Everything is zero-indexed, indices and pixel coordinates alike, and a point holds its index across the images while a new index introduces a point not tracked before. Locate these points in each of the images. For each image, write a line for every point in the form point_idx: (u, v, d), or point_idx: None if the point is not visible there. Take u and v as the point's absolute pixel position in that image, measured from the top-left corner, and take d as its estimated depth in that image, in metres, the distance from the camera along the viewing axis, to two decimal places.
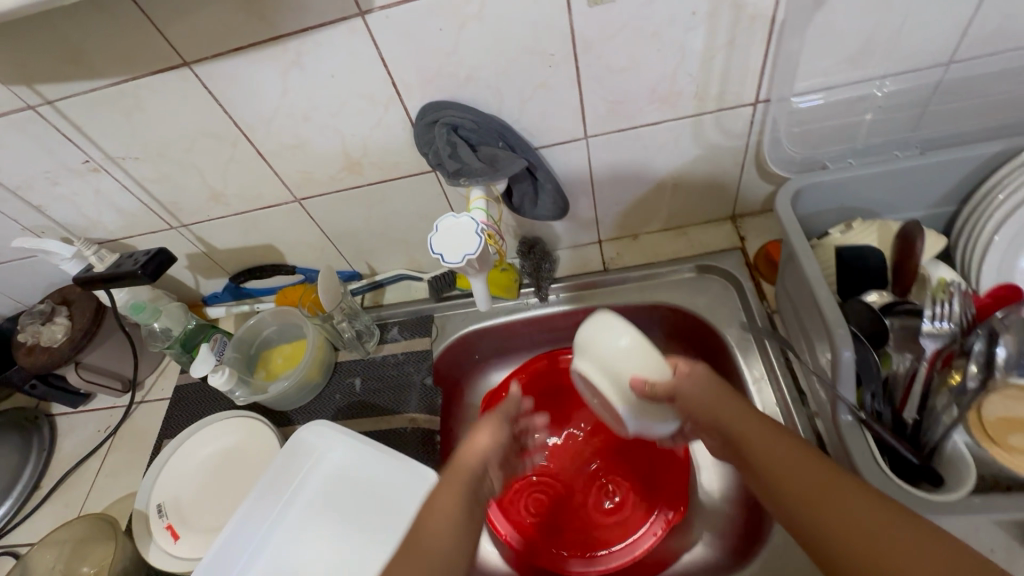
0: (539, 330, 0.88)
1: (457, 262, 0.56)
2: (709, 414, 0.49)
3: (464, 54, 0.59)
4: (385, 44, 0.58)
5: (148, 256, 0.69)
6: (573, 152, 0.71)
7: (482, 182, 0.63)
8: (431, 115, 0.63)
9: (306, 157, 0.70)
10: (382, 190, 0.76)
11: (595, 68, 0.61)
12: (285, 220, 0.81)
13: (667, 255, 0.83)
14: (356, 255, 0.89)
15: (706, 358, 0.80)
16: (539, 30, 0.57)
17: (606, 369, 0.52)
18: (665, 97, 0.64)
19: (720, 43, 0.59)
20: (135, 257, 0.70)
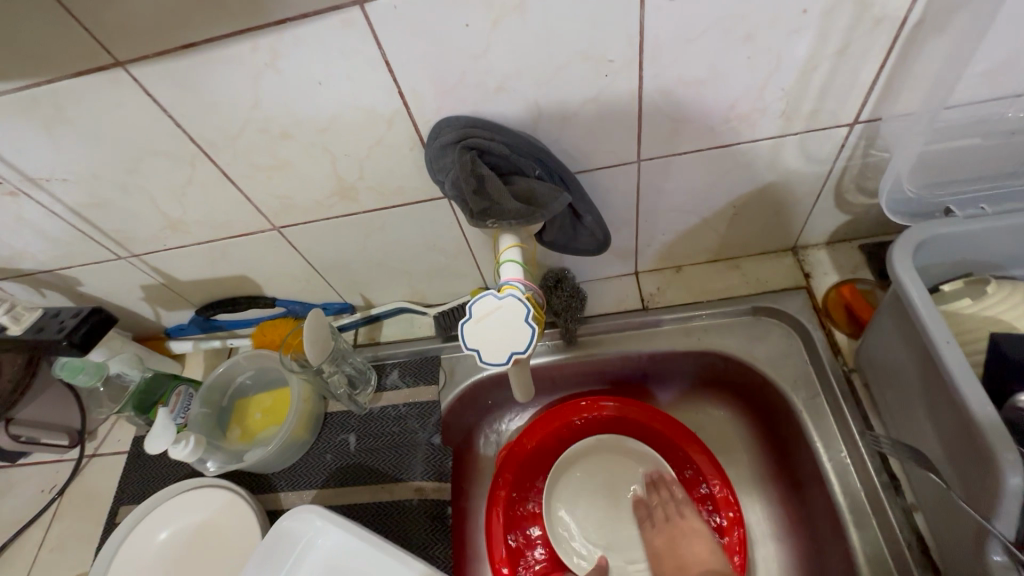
0: (565, 375, 0.76)
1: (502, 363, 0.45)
2: None
3: (495, 59, 0.45)
4: (390, 43, 0.43)
5: (79, 322, 0.58)
6: (620, 177, 0.58)
7: (514, 225, 0.49)
8: (448, 135, 0.49)
9: (286, 180, 0.56)
10: (382, 218, 0.62)
11: (664, 79, 0.47)
12: (261, 250, 0.66)
13: (717, 293, 0.71)
14: (348, 286, 0.75)
15: (762, 413, 0.69)
16: (598, 29, 0.43)
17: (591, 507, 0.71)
18: (745, 116, 0.51)
19: (829, 51, 0.45)
20: (62, 319, 0.59)
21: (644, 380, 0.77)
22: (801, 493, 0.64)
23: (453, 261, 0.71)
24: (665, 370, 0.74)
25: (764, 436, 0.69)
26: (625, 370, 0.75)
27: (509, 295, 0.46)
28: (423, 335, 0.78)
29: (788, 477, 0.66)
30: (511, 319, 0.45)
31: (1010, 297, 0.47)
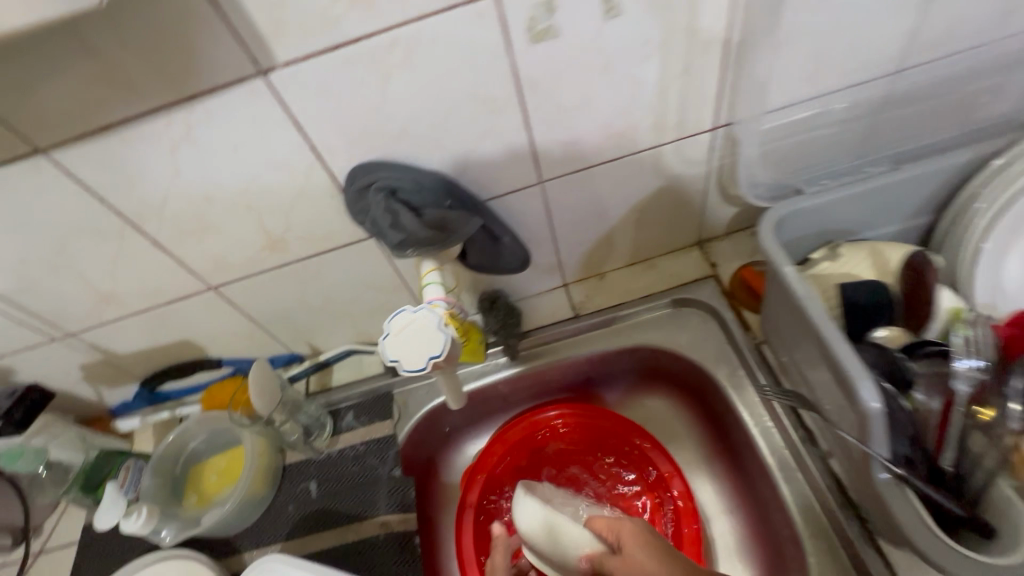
0: (515, 390, 0.80)
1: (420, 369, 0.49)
2: None
3: (392, 109, 0.50)
4: (295, 105, 0.48)
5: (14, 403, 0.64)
6: (528, 199, 0.64)
7: (430, 251, 0.55)
8: (362, 180, 0.54)
9: (217, 241, 0.59)
10: (315, 264, 0.65)
11: (544, 109, 0.54)
12: (200, 312, 0.68)
13: (640, 292, 0.77)
14: (293, 336, 0.77)
15: (696, 396, 0.75)
16: (477, 74, 0.49)
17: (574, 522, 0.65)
18: (623, 132, 0.58)
19: (675, 70, 0.53)
20: None
21: (589, 384, 0.82)
22: (741, 463, 0.69)
23: (392, 297, 0.74)
24: (606, 371, 0.79)
25: (701, 417, 0.75)
26: (569, 377, 0.80)
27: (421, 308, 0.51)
28: (373, 374, 0.80)
29: (728, 452, 0.71)
30: (426, 330, 0.50)
31: (863, 255, 0.55)
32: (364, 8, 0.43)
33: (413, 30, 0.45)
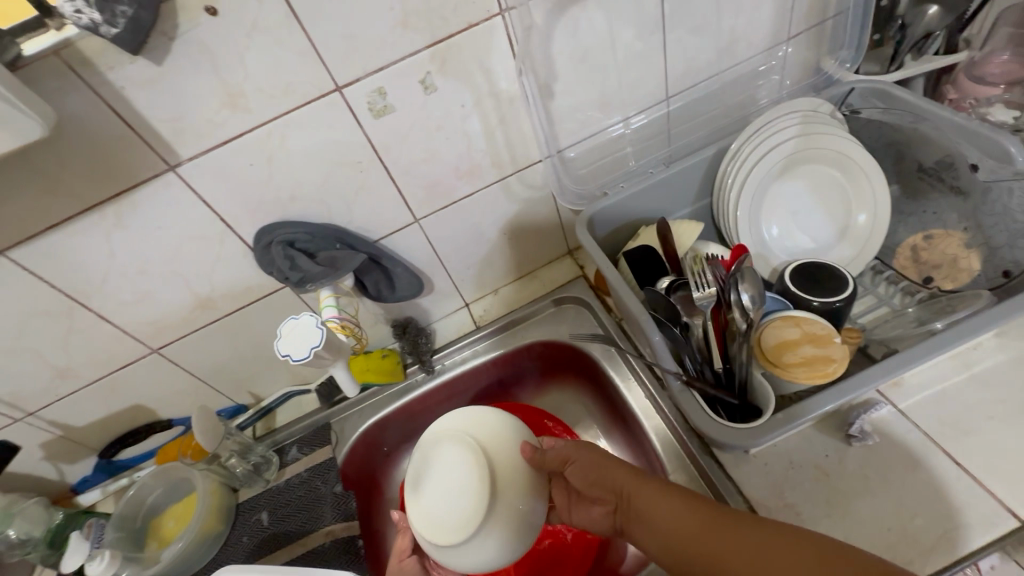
0: (439, 403, 0.93)
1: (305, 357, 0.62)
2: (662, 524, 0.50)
3: (280, 181, 0.66)
4: (203, 188, 0.63)
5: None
6: (410, 235, 0.79)
7: (325, 283, 0.70)
8: (265, 238, 0.68)
9: (154, 307, 0.72)
10: (242, 317, 0.78)
11: (401, 164, 0.71)
12: (146, 375, 0.79)
13: (527, 299, 0.93)
14: (235, 387, 0.88)
15: (586, 377, 0.89)
16: (340, 146, 0.66)
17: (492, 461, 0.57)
18: (470, 172, 0.76)
19: (494, 122, 0.72)
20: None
21: (502, 386, 0.95)
22: (624, 423, 0.82)
23: None
24: (512, 372, 0.94)
25: (593, 394, 0.89)
26: (483, 382, 0.93)
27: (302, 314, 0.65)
28: (312, 410, 0.90)
29: (615, 417, 0.85)
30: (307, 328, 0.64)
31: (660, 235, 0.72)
32: (242, 112, 0.59)
33: (282, 122, 0.62)
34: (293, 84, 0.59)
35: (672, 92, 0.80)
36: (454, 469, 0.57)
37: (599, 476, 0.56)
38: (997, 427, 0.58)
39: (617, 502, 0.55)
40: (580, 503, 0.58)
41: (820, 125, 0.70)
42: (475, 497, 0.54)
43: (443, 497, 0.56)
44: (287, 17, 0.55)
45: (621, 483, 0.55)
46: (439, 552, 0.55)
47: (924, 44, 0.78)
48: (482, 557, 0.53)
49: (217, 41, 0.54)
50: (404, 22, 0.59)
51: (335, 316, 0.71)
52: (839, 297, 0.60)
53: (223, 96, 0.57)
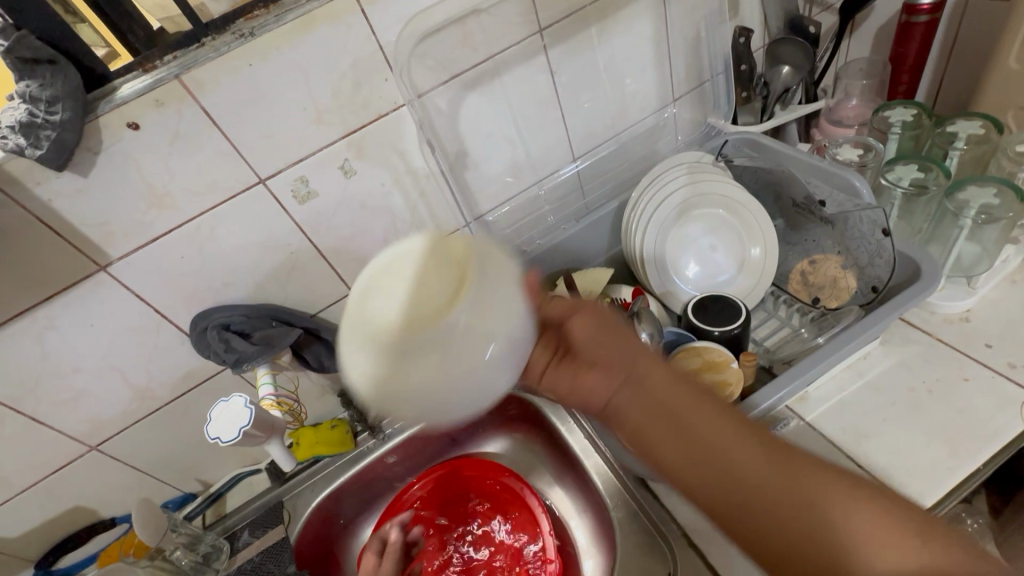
0: (392, 467, 0.93)
1: (234, 438, 0.63)
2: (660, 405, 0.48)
3: (211, 268, 0.70)
4: (136, 284, 0.66)
5: None
6: (347, 305, 0.83)
7: (261, 361, 0.71)
8: (200, 323, 0.71)
9: (91, 404, 0.72)
10: (184, 403, 0.79)
11: (330, 241, 0.76)
12: (85, 475, 0.77)
13: None
14: (181, 476, 0.87)
15: (532, 425, 0.92)
16: (268, 231, 0.71)
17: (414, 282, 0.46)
18: (399, 242, 0.81)
19: (415, 195, 0.78)
20: None
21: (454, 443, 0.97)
22: (571, 465, 0.85)
23: None
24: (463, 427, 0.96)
25: (540, 440, 0.92)
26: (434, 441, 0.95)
27: (233, 395, 0.66)
28: (263, 490, 0.90)
29: (563, 461, 0.87)
30: (236, 410, 0.65)
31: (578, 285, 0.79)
32: (169, 210, 0.63)
33: (210, 215, 0.66)
34: (217, 181, 0.64)
35: (578, 154, 0.88)
36: (414, 276, 0.47)
37: (605, 347, 0.51)
38: (887, 427, 0.64)
39: (664, 412, 0.48)
40: (564, 364, 0.52)
41: (705, 173, 0.79)
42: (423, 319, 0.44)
43: (402, 290, 0.46)
44: (207, 124, 0.60)
45: (671, 398, 0.48)
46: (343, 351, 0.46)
47: (786, 97, 0.90)
48: (356, 374, 0.44)
49: (141, 151, 0.59)
50: (318, 119, 0.65)
51: (271, 393, 0.72)
52: (736, 323, 0.66)
53: (150, 198, 0.62)
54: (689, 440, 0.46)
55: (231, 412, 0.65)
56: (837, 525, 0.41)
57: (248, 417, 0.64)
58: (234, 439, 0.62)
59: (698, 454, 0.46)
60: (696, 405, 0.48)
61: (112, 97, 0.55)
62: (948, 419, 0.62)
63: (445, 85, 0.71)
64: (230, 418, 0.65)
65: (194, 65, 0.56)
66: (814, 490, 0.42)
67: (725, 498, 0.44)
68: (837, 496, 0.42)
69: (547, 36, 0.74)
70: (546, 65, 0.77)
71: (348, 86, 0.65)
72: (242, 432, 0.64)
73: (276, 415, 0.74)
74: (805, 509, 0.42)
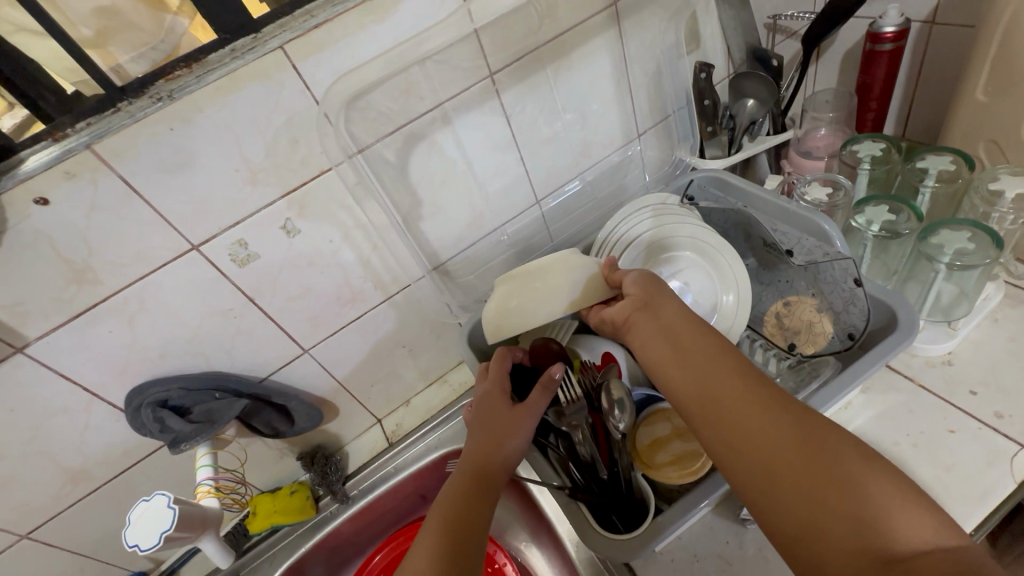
0: (358, 532, 0.87)
1: (153, 545, 0.58)
2: (692, 352, 0.48)
3: (145, 340, 0.65)
4: (60, 364, 0.61)
5: None
6: (301, 366, 0.78)
7: (200, 440, 0.69)
8: (135, 399, 0.66)
9: (18, 492, 0.66)
10: (125, 480, 0.73)
11: (277, 302, 0.71)
12: (17, 566, 0.71)
13: (439, 406, 0.92)
14: (128, 555, 0.80)
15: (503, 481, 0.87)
16: (206, 297, 0.66)
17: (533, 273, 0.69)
18: (353, 297, 0.77)
19: (367, 249, 0.74)
20: None
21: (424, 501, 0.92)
22: (543, 526, 0.80)
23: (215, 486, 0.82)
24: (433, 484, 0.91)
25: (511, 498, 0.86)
26: (402, 501, 0.90)
27: (156, 493, 0.61)
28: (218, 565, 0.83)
29: (535, 522, 0.82)
30: (157, 511, 0.60)
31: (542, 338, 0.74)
32: (91, 285, 0.59)
33: (139, 285, 0.61)
34: (144, 251, 0.60)
35: (541, 195, 0.85)
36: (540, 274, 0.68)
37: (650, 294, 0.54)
38: None
39: (681, 354, 0.49)
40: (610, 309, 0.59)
41: (671, 215, 0.76)
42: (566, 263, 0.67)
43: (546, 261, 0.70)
44: (127, 192, 0.56)
45: (704, 348, 0.48)
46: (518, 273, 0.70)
47: (753, 128, 0.87)
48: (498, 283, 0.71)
49: (54, 226, 0.54)
50: (253, 179, 0.61)
51: (209, 478, 0.68)
52: None
53: (68, 274, 0.57)
54: (720, 398, 0.45)
55: (149, 514, 0.60)
56: (827, 469, 0.40)
57: (170, 521, 0.59)
58: (154, 549, 0.58)
59: (698, 385, 0.46)
60: (712, 349, 0.48)
61: (16, 171, 0.51)
62: (937, 476, 0.58)
63: (390, 136, 0.67)
64: (146, 521, 0.59)
65: (107, 133, 0.52)
66: (808, 433, 0.42)
67: (719, 431, 0.44)
68: (826, 441, 0.41)
69: (498, 79, 0.71)
70: (500, 109, 0.74)
71: (284, 143, 0.61)
72: (164, 538, 0.59)
73: (210, 504, 0.68)
74: (795, 450, 0.41)
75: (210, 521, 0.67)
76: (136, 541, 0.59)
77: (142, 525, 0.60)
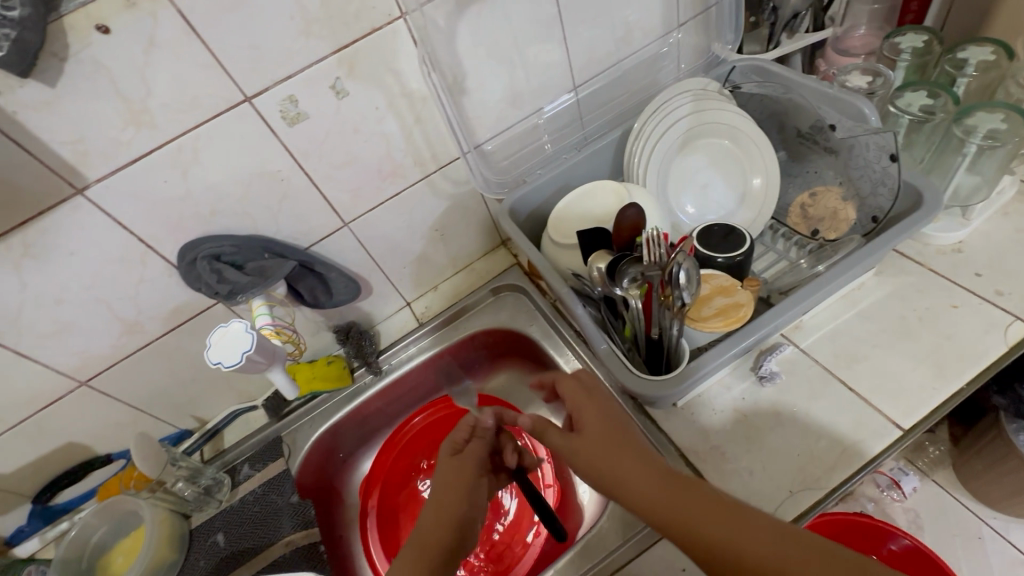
0: (393, 402, 0.94)
1: (239, 361, 0.67)
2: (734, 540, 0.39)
3: (198, 193, 0.66)
4: (116, 210, 0.63)
5: None
6: (341, 240, 0.81)
7: (257, 293, 0.72)
8: (189, 254, 0.68)
9: (77, 338, 0.70)
10: (175, 338, 0.77)
11: (323, 169, 0.72)
12: (78, 411, 0.76)
13: (467, 292, 0.96)
14: (176, 412, 0.86)
15: (531, 361, 0.93)
16: (256, 156, 0.67)
17: (569, 220, 0.72)
18: (393, 172, 0.78)
19: (410, 122, 0.74)
20: None
21: (454, 378, 0.98)
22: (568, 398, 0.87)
23: None
24: (462, 363, 0.96)
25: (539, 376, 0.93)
26: (434, 375, 0.96)
27: (231, 322, 0.69)
28: (262, 425, 0.90)
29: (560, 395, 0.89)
30: (237, 336, 0.68)
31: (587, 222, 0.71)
32: (148, 130, 0.59)
33: (193, 135, 0.62)
34: (199, 98, 0.60)
35: (579, 82, 0.84)
36: (577, 210, 0.73)
37: None
38: (879, 352, 0.66)
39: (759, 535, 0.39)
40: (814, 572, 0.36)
41: (710, 100, 0.77)
42: (592, 193, 0.73)
43: (577, 208, 0.73)
44: (185, 31, 0.55)
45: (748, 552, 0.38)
46: (562, 223, 0.72)
47: (793, 24, 0.86)
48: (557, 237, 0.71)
49: (112, 60, 0.54)
50: (308, 30, 0.61)
51: (268, 323, 0.74)
52: (738, 250, 0.66)
53: (127, 115, 0.57)
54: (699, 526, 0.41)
55: (228, 336, 0.68)
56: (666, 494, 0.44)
57: (251, 342, 0.68)
58: (240, 364, 0.67)
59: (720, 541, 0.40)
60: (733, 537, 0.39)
61: None
62: (936, 344, 0.65)
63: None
64: (224, 346, 0.68)
65: None
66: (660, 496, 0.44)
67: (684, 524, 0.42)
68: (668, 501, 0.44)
69: None
70: None
71: None
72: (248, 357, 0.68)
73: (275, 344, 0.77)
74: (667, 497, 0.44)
75: (273, 355, 0.75)
76: (219, 360, 0.67)
77: (220, 349, 0.67)
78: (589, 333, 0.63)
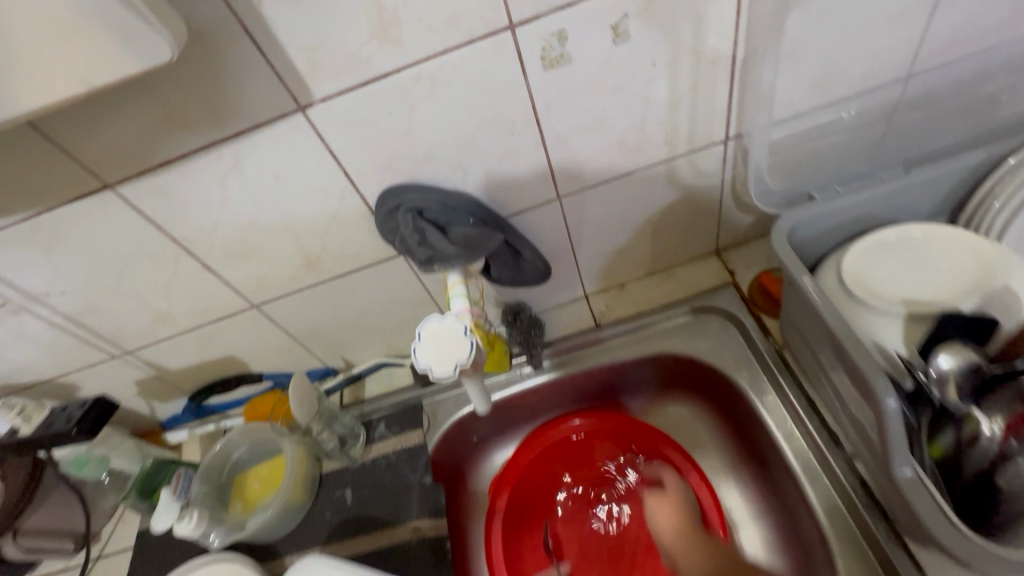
0: (545, 399, 0.83)
1: (449, 374, 0.55)
2: None
3: (419, 133, 0.54)
4: (332, 137, 0.53)
5: (84, 408, 0.63)
6: (546, 215, 0.67)
7: (454, 265, 0.61)
8: (392, 201, 0.58)
9: (260, 262, 0.64)
10: (348, 282, 0.70)
11: (560, 130, 0.57)
12: (244, 330, 0.73)
13: (660, 301, 0.79)
14: (328, 350, 0.81)
15: (721, 404, 0.76)
16: (495, 100, 0.53)
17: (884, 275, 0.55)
18: (635, 147, 0.61)
19: (683, 89, 0.56)
20: (68, 411, 0.64)
21: (618, 391, 0.83)
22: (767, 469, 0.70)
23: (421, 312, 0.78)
24: (632, 379, 0.81)
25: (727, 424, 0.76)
26: (597, 383, 0.81)
27: (449, 316, 0.57)
28: (405, 386, 0.83)
29: (753, 457, 0.72)
30: (452, 338, 0.56)
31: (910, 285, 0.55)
32: (391, 47, 0.47)
33: (436, 63, 0.49)
34: (457, 17, 0.47)
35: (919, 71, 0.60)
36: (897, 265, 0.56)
37: None
38: None
39: None
40: None
41: None
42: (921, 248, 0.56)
43: (898, 262, 0.56)
44: None
45: None
46: (875, 274, 0.55)
47: None
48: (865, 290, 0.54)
49: None
50: None
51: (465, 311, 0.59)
52: None
53: (374, 24, 0.46)
54: None
55: (440, 335, 0.56)
56: None
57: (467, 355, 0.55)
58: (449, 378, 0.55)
59: None
60: None
61: None
62: None
63: None
64: (435, 350, 0.56)
65: None
66: None
67: None
68: None
69: None
70: None
71: None
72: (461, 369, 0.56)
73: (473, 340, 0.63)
74: None
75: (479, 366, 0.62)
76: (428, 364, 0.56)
77: (431, 353, 0.56)
78: (891, 442, 0.45)
